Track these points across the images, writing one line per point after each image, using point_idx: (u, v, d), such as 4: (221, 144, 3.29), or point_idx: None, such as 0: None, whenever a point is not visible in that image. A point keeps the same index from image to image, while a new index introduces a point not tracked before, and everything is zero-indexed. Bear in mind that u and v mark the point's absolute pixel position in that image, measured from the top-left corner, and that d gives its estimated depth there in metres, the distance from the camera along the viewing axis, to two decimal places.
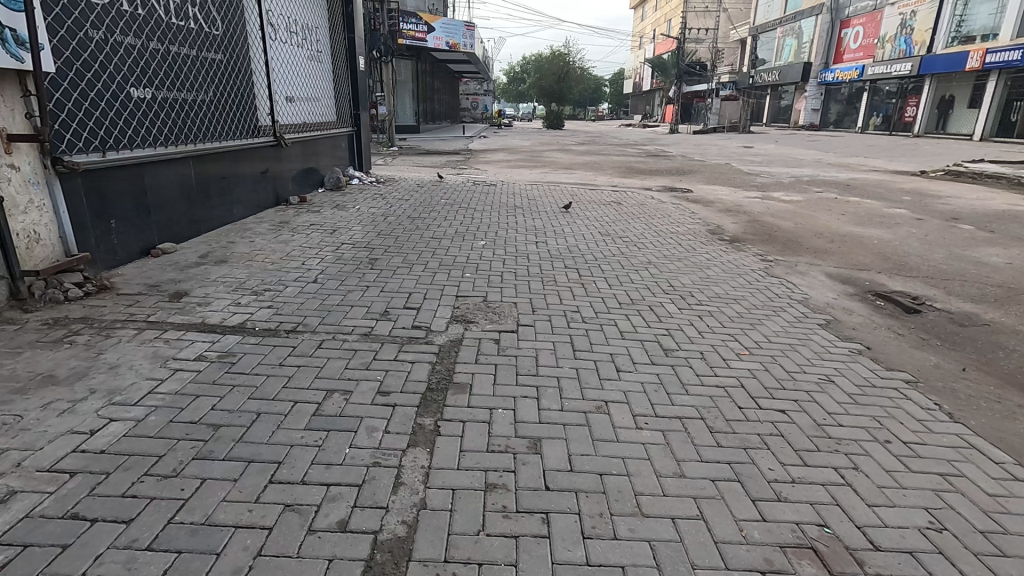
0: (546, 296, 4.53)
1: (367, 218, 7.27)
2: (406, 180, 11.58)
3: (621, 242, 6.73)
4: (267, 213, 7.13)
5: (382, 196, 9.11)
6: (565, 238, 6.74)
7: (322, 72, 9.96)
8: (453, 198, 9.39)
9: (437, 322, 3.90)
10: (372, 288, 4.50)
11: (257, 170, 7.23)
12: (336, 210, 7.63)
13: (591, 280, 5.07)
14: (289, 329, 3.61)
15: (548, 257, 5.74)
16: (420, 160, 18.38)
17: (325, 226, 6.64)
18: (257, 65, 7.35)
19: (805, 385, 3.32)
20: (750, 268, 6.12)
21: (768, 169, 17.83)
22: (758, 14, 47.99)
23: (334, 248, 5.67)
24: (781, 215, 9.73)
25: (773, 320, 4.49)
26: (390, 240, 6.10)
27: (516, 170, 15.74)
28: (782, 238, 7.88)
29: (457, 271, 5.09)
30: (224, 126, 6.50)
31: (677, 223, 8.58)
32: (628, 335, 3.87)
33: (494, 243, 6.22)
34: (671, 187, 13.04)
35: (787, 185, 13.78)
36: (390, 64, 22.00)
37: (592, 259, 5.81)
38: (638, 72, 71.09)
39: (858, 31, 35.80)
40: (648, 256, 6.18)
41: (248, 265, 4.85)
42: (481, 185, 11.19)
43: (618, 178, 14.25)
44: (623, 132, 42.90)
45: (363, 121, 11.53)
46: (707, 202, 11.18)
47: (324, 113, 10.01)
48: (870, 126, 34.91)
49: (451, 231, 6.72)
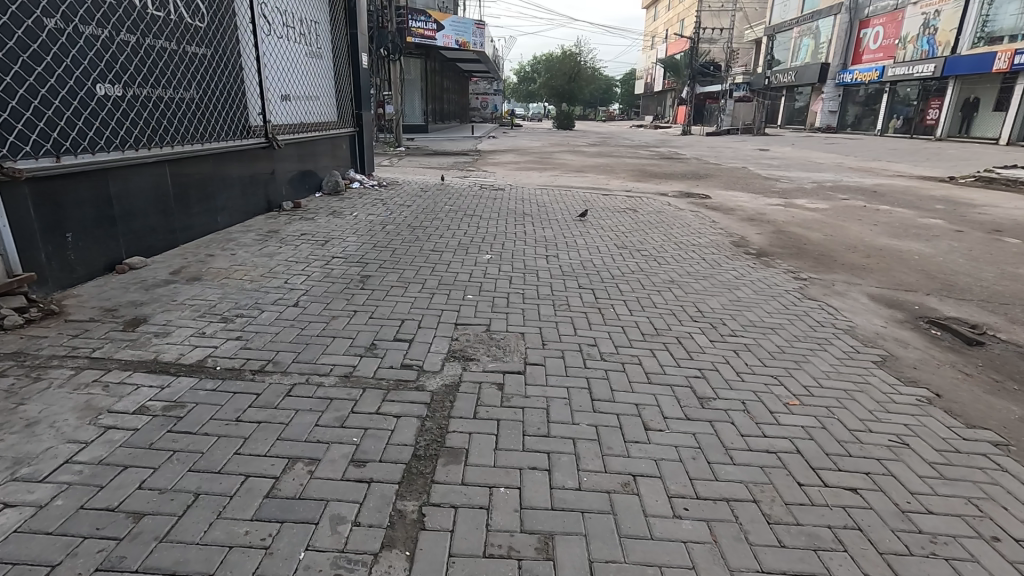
0: (558, 326, 3.96)
1: (363, 227, 6.74)
2: (411, 183, 11.05)
3: (639, 257, 6.15)
4: (257, 221, 6.61)
5: (382, 201, 8.57)
6: (578, 251, 6.17)
7: (322, 69, 9.45)
8: (459, 204, 8.84)
9: (432, 359, 3.34)
10: (360, 314, 3.95)
11: (247, 174, 6.71)
12: (331, 218, 7.10)
13: (609, 304, 4.49)
14: (256, 370, 3.06)
15: (560, 276, 5.16)
16: (426, 161, 17.85)
17: (316, 236, 6.11)
18: (249, 61, 6.85)
19: (875, 451, 2.72)
20: (783, 288, 5.51)
21: (788, 173, 17.12)
22: (775, 14, 47.07)
23: (322, 263, 5.13)
24: (808, 225, 9.09)
25: (821, 357, 3.88)
26: (386, 254, 5.56)
27: (526, 172, 15.19)
28: (813, 252, 7.26)
29: (458, 293, 4.52)
30: (209, 125, 6.00)
31: (698, 234, 7.97)
32: (655, 378, 3.29)
33: (500, 257, 5.66)
34: (688, 193, 12.42)
35: (811, 192, 13.11)
36: (398, 63, 21.54)
37: (610, 278, 5.23)
38: (650, 73, 70.24)
39: (879, 31, 34.87)
40: (670, 274, 5.58)
41: (222, 285, 4.32)
42: (489, 190, 10.64)
43: (633, 182, 13.62)
44: (634, 133, 42.27)
45: (365, 121, 11.01)
46: (728, 210, 10.55)
47: (324, 112, 9.50)
48: (889, 129, 34.00)
49: (453, 243, 6.18)
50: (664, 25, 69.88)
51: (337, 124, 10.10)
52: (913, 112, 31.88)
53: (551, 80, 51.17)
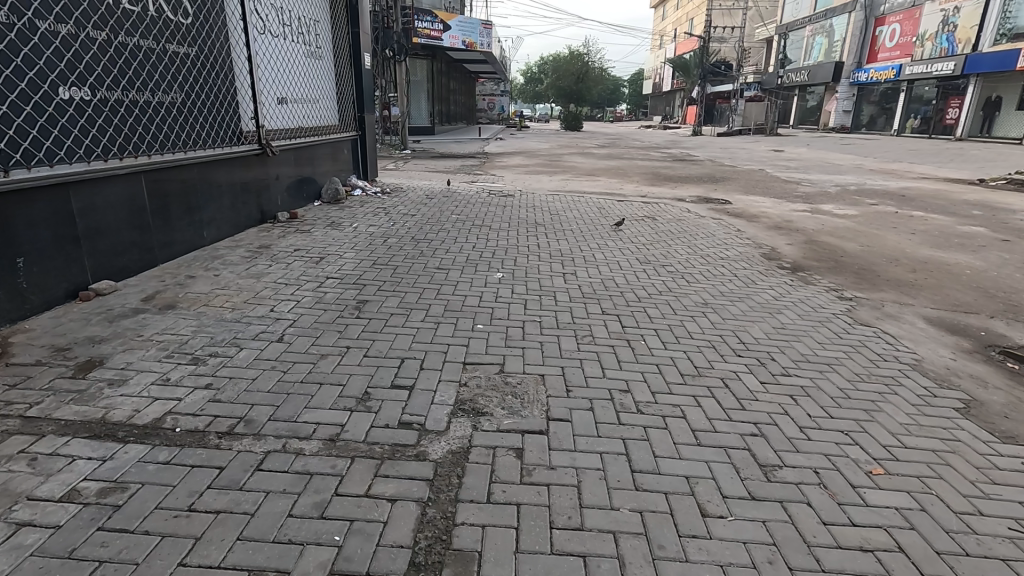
0: (583, 366, 3.40)
1: (363, 241, 6.20)
2: (416, 189, 10.53)
3: (667, 274, 5.57)
4: (248, 234, 6.10)
5: (385, 210, 8.05)
6: (597, 268, 5.61)
7: (322, 71, 8.96)
8: (466, 212, 8.29)
9: (436, 414, 2.80)
10: (353, 351, 3.42)
11: (238, 184, 6.20)
12: (329, 230, 6.59)
13: (638, 336, 3.94)
14: (222, 432, 2.52)
15: (581, 299, 4.61)
16: (432, 165, 17.33)
17: (311, 252, 5.60)
18: (241, 62, 6.36)
19: (997, 547, 2.13)
20: (830, 312, 4.93)
21: (808, 176, 16.43)
22: (787, 13, 46.24)
23: (314, 285, 4.60)
24: (841, 235, 8.46)
25: (893, 403, 3.30)
26: (386, 273, 5.03)
27: (535, 177, 14.63)
28: (852, 266, 6.66)
29: (466, 322, 3.97)
30: (195, 132, 5.51)
31: (724, 245, 7.38)
32: (705, 439, 2.73)
33: (513, 277, 5.11)
34: (706, 198, 11.81)
35: (836, 196, 12.45)
36: (404, 64, 21.03)
37: (636, 302, 4.67)
38: (659, 73, 69.48)
39: (895, 28, 34.04)
40: (702, 296, 5.02)
41: (199, 314, 3.80)
42: (497, 196, 10.10)
43: (647, 187, 13.03)
44: (643, 134, 41.61)
45: (368, 124, 10.51)
46: (751, 217, 9.93)
47: (324, 116, 9.02)
48: (906, 129, 33.14)
49: (460, 259, 5.64)
50: (673, 25, 69.08)
51: (338, 128, 9.59)
52: (931, 111, 31.03)
53: (558, 81, 50.61)
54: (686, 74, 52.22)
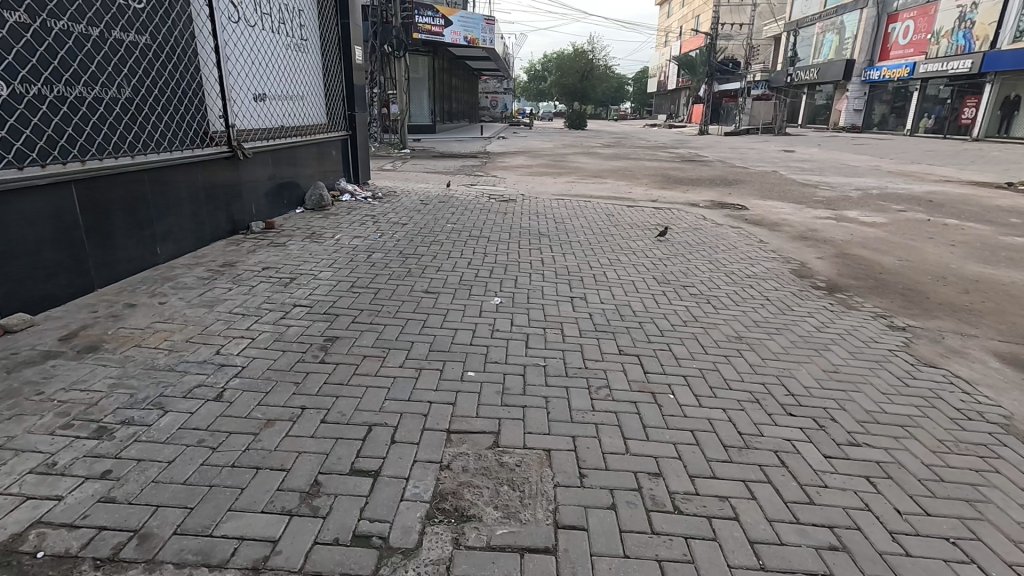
0: (600, 437, 2.68)
1: (343, 256, 5.47)
2: (410, 193, 9.80)
3: (690, 300, 4.86)
4: (213, 249, 5.38)
5: (374, 218, 7.34)
6: (609, 291, 4.90)
7: (306, 65, 8.26)
8: (462, 220, 7.56)
9: (405, 518, 2.08)
10: (309, 414, 2.72)
11: (204, 191, 5.48)
12: (308, 243, 5.88)
13: (664, 388, 3.22)
14: (102, 558, 1.81)
15: (593, 335, 3.89)
16: (431, 166, 16.61)
17: (282, 270, 4.89)
18: (207, 53, 5.66)
19: None
20: (885, 347, 4.19)
21: (825, 179, 15.65)
22: (796, 9, 45.29)
23: (277, 316, 3.89)
24: (874, 247, 7.70)
25: (999, 487, 2.56)
26: (365, 299, 4.30)
27: (538, 179, 13.88)
28: (895, 286, 5.90)
29: (453, 370, 3.25)
30: (147, 133, 4.80)
31: (748, 260, 6.63)
32: (771, 560, 2.00)
33: (512, 305, 4.39)
34: (721, 203, 11.06)
35: (859, 201, 11.67)
36: (403, 60, 20.29)
37: (658, 339, 3.95)
38: (664, 71, 68.62)
39: (908, 25, 33.15)
40: (733, 328, 4.29)
41: (124, 359, 3.09)
42: (498, 201, 9.37)
43: (658, 191, 12.27)
44: (649, 133, 40.80)
45: (359, 124, 9.79)
46: (772, 225, 9.17)
47: (308, 114, 8.31)
48: (920, 129, 32.26)
49: (453, 279, 4.92)
50: (678, 22, 68.11)
51: (325, 128, 8.89)
52: (947, 111, 30.15)
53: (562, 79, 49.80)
54: (692, 72, 51.37)
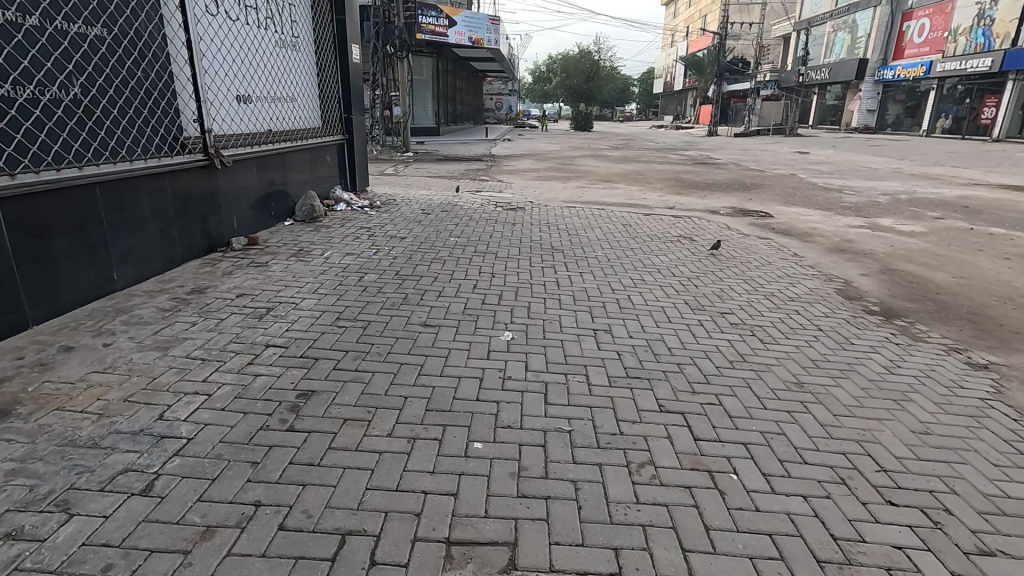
0: (650, 549, 2.01)
1: (331, 279, 4.80)
2: (410, 201, 9.13)
3: (733, 334, 4.16)
4: (184, 272, 4.73)
5: (370, 230, 6.69)
6: (637, 323, 4.21)
7: (298, 63, 7.62)
8: (466, 232, 6.89)
9: None
10: (264, 518, 2.05)
11: (176, 205, 4.82)
12: (293, 262, 5.23)
13: (722, 465, 2.54)
14: None
15: (626, 386, 3.20)
16: (433, 170, 15.95)
17: (258, 299, 4.23)
18: (179, 49, 5.01)
19: None
20: (975, 394, 3.49)
21: (848, 182, 14.90)
22: (807, 8, 44.45)
23: (243, 362, 3.22)
24: (922, 261, 6.97)
25: None
26: (351, 337, 3.64)
27: (545, 183, 13.19)
28: (959, 310, 5.18)
29: (455, 442, 2.57)
30: (101, 140, 4.17)
31: (786, 279, 5.92)
32: None
33: (526, 343, 3.71)
34: (743, 211, 10.37)
35: (890, 207, 10.92)
36: (406, 60, 19.65)
37: (704, 390, 3.26)
38: (670, 72, 67.88)
39: (924, 23, 32.27)
40: (789, 373, 3.59)
41: (35, 431, 2.43)
42: (505, 210, 8.71)
43: (674, 197, 11.55)
44: (657, 134, 40.03)
45: (356, 127, 9.14)
46: (802, 235, 8.45)
47: (299, 117, 7.67)
48: (937, 129, 31.35)
49: (454, 309, 4.24)
50: (685, 23, 67.43)
51: (319, 132, 8.24)
52: (965, 111, 29.31)
53: (568, 80, 49.14)
54: (700, 73, 50.61)
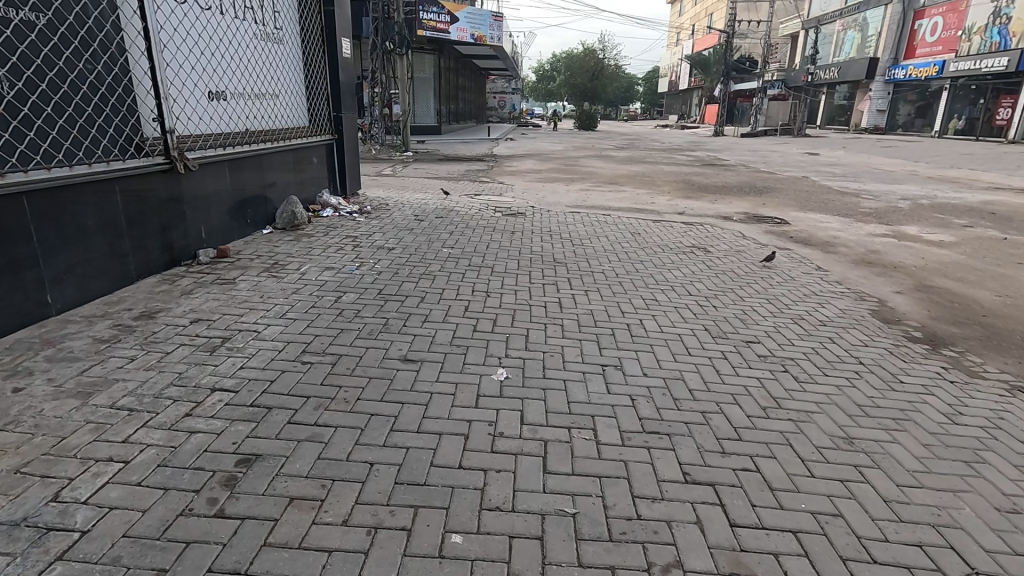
0: None
1: (303, 300, 4.25)
2: (404, 206, 8.57)
3: (763, 372, 3.59)
4: (136, 291, 4.18)
5: (356, 240, 6.13)
6: (652, 358, 3.64)
7: (281, 58, 7.06)
8: (461, 242, 6.34)
9: None
10: None
11: (129, 214, 4.26)
12: (265, 279, 4.68)
13: (770, 569, 1.98)
14: None
15: (642, 447, 2.64)
16: (433, 171, 15.39)
17: (214, 326, 3.68)
18: (136, 37, 4.41)
19: None
20: None
21: (863, 186, 14.30)
22: (815, 6, 43.67)
23: (180, 412, 2.67)
24: (959, 276, 6.37)
25: None
26: (316, 377, 3.08)
27: (549, 186, 12.60)
28: (1014, 336, 4.59)
29: (428, 535, 2.02)
30: (32, 142, 3.60)
31: (814, 298, 5.33)
32: None
33: (522, 385, 3.14)
34: (757, 217, 9.79)
35: (913, 214, 10.32)
36: (405, 58, 19.08)
37: (737, 451, 2.68)
38: (675, 71, 67.12)
39: (937, 22, 31.50)
40: (835, 425, 3.01)
41: None
42: (505, 216, 8.15)
43: (684, 202, 10.97)
44: (662, 133, 39.34)
45: (346, 126, 8.57)
46: (823, 246, 7.85)
47: (281, 116, 7.11)
48: (949, 130, 30.61)
49: (441, 339, 3.67)
50: (691, 21, 66.70)
51: (305, 132, 7.68)
52: (979, 112, 28.62)
53: (572, 79, 48.54)
54: (706, 72, 49.89)
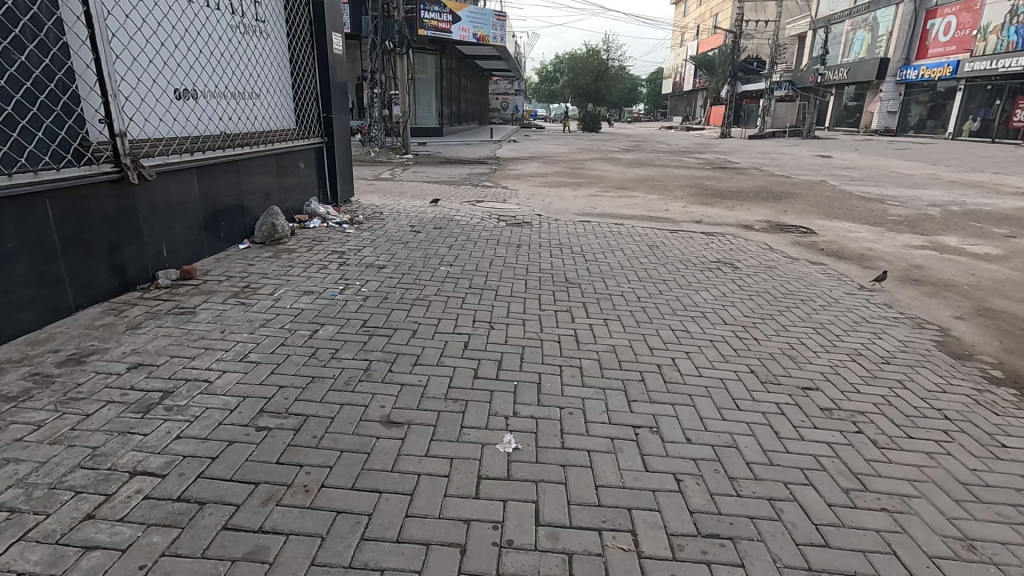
0: None
1: (272, 336, 3.57)
2: (400, 215, 7.90)
3: (833, 434, 2.90)
4: (71, 326, 3.51)
5: (343, 257, 5.46)
6: (693, 416, 2.96)
7: (264, 53, 6.40)
8: (461, 258, 5.67)
9: None
10: None
11: (66, 233, 3.59)
12: (230, 307, 4.00)
13: None
14: None
15: (701, 565, 1.95)
16: (434, 174, 14.73)
17: (156, 373, 3.00)
18: (75, 24, 3.74)
19: None
20: None
21: (886, 191, 13.60)
22: (823, 6, 42.92)
23: (78, 513, 1.99)
24: (1019, 297, 5.67)
25: None
26: (271, 452, 2.40)
27: (555, 191, 11.93)
28: None
29: None
30: None
31: (866, 327, 4.63)
32: None
33: (536, 462, 2.46)
34: (781, 226, 9.10)
35: (947, 223, 9.62)
36: (406, 57, 18.47)
37: (828, 567, 2.00)
38: (679, 72, 66.44)
39: (950, 21, 30.72)
40: (944, 517, 2.32)
41: None
42: (509, 226, 7.48)
43: (700, 209, 10.30)
44: (668, 135, 38.74)
45: (337, 128, 7.90)
46: (859, 260, 7.15)
47: (263, 118, 6.43)
48: (963, 132, 29.85)
49: (434, 391, 2.99)
50: (696, 22, 66.05)
51: (290, 134, 6.98)
52: (994, 114, 27.90)
53: (576, 80, 47.93)
54: (712, 73, 49.19)
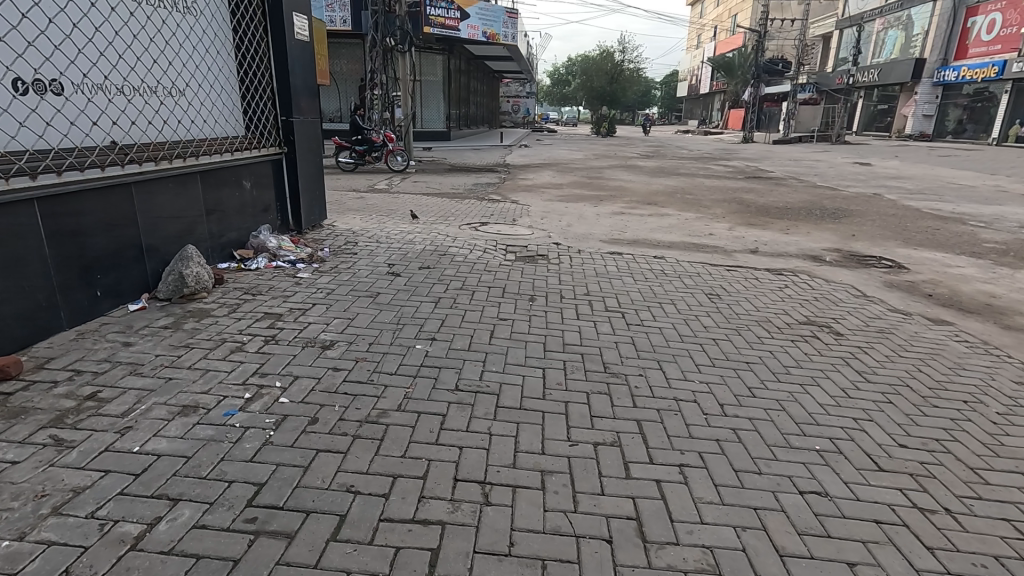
0: None
1: (57, 544, 1.85)
2: (381, 245, 6.19)
3: None
4: None
5: (277, 324, 3.75)
6: None
7: (186, 33, 4.67)
8: (449, 323, 3.93)
9: None
10: None
11: None
12: (26, 456, 2.27)
13: None
14: None
15: None
16: (435, 185, 13.04)
17: None
18: None
19: None
20: None
21: (959, 207, 11.66)
22: (851, 6, 40.73)
23: None
24: None
25: None
26: None
27: (574, 206, 10.18)
28: None
29: None
30: None
31: None
32: None
33: None
34: (859, 257, 7.28)
35: None
36: (408, 55, 16.82)
37: None
38: (695, 75, 64.47)
39: (995, 18, 28.37)
40: None
41: None
42: (519, 262, 5.75)
43: (750, 232, 8.51)
44: (685, 141, 36.91)
45: (302, 135, 6.17)
46: (988, 313, 5.31)
47: (181, 122, 4.70)
48: (1010, 137, 27.65)
49: None
50: (712, 24, 64.24)
51: (232, 143, 5.24)
52: None
53: (589, 82, 46.15)
54: (730, 75, 47.02)
